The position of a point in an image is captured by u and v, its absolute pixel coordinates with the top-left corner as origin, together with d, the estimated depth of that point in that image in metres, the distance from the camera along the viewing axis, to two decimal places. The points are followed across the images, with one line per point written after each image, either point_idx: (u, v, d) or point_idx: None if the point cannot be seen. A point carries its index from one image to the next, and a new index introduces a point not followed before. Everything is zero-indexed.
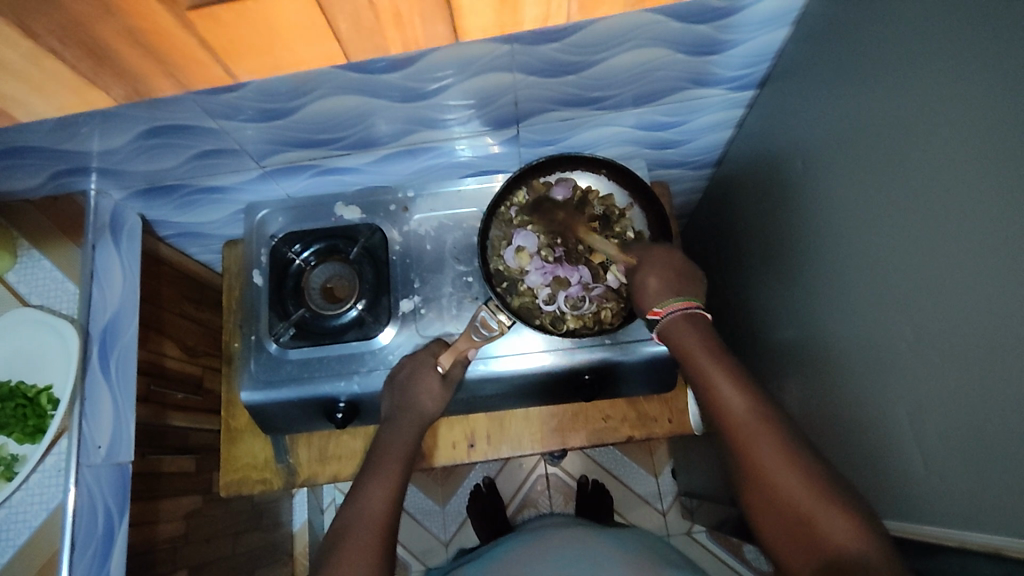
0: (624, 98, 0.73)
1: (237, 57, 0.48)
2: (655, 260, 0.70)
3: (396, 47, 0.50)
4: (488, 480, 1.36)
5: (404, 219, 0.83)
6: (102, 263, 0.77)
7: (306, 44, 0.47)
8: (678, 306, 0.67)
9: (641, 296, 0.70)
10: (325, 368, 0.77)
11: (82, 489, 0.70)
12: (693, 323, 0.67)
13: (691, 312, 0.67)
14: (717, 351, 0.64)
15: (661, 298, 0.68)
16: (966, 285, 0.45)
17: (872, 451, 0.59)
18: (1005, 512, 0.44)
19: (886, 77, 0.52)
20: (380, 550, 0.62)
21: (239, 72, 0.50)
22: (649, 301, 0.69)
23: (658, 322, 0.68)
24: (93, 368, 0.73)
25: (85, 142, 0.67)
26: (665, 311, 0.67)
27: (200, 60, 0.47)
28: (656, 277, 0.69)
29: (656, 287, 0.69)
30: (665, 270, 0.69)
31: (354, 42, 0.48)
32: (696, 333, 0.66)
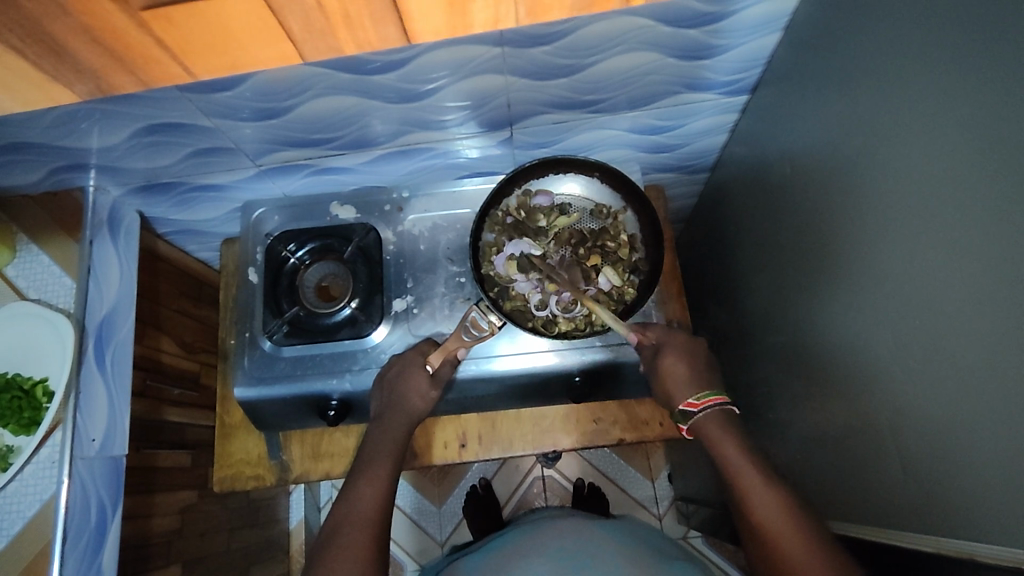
0: (618, 101, 0.73)
1: (191, 55, 0.41)
2: (676, 346, 0.72)
3: (351, 45, 0.42)
4: (484, 481, 1.36)
5: (398, 219, 0.84)
6: (99, 260, 0.79)
7: (259, 44, 0.41)
8: (714, 399, 0.67)
9: (669, 381, 0.70)
10: (318, 366, 0.78)
11: (75, 480, 0.71)
12: (725, 419, 0.66)
13: (723, 408, 0.67)
14: (752, 451, 0.64)
15: (694, 389, 0.69)
16: (950, 292, 0.45)
17: (857, 456, 0.59)
18: (985, 518, 0.44)
19: (874, 82, 0.53)
20: (371, 549, 0.62)
21: (197, 70, 0.43)
22: (682, 392, 0.69)
23: (693, 414, 0.67)
24: (89, 363, 0.75)
25: (84, 139, 0.68)
26: (701, 406, 0.67)
27: (157, 62, 0.41)
28: (680, 361, 0.70)
29: (683, 374, 0.70)
30: (683, 353, 0.71)
31: (308, 43, 0.41)
32: (730, 433, 0.65)
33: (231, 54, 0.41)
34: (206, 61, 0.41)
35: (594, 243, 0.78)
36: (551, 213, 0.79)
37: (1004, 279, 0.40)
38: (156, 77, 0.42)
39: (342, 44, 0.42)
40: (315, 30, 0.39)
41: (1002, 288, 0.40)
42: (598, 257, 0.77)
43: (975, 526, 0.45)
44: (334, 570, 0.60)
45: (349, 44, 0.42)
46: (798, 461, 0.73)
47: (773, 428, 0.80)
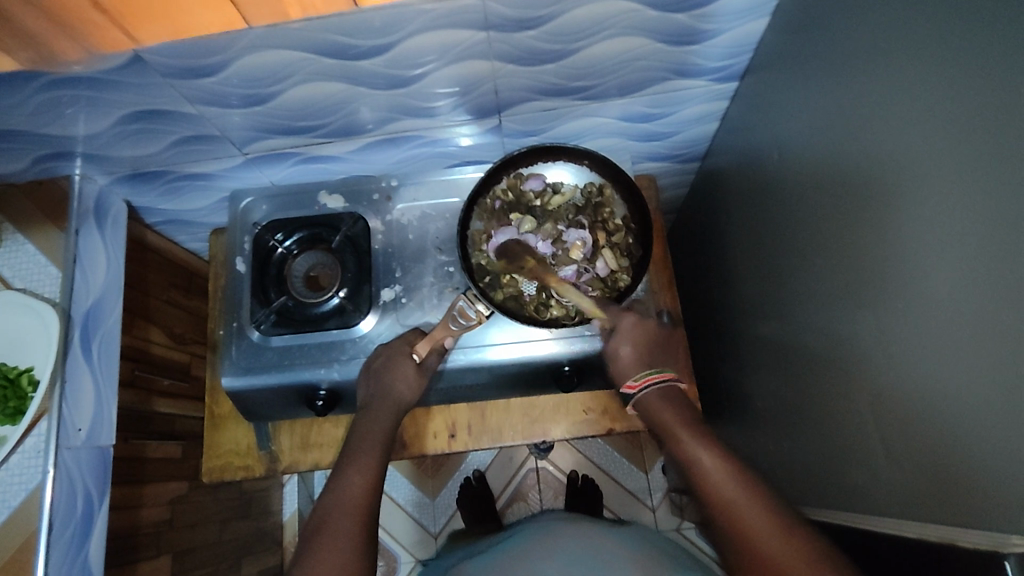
0: (607, 88, 0.73)
1: (135, 21, 0.53)
2: (628, 329, 0.73)
3: (291, 10, 0.54)
4: (478, 473, 1.36)
5: (387, 208, 0.83)
6: (86, 249, 0.78)
7: (206, 10, 0.53)
8: (659, 376, 0.69)
9: (619, 365, 0.73)
10: (305, 356, 0.77)
11: (61, 470, 0.70)
12: (667, 397, 0.68)
13: (665, 386, 0.69)
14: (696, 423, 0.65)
15: (637, 370, 0.71)
16: (937, 277, 0.45)
17: (845, 444, 0.59)
18: (968, 503, 0.43)
19: (862, 64, 0.52)
20: (358, 537, 0.61)
21: (142, 36, 0.55)
22: (626, 373, 0.72)
23: (634, 396, 0.70)
24: (75, 352, 0.74)
25: (69, 126, 0.68)
26: (644, 382, 0.70)
27: (105, 25, 0.53)
28: (628, 345, 0.72)
29: (628, 356, 0.72)
30: (631, 334, 0.73)
31: (250, 7, 0.53)
32: (672, 406, 0.67)
33: (176, 16, 0.53)
34: (152, 28, 0.54)
35: (594, 224, 0.78)
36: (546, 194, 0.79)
37: (991, 262, 0.40)
38: (107, 41, 0.55)
39: (288, 8, 0.54)
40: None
41: (988, 270, 0.40)
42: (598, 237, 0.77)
43: (958, 511, 0.45)
44: (318, 559, 0.58)
45: (291, 8, 0.54)
46: (788, 451, 0.72)
47: (763, 418, 0.79)
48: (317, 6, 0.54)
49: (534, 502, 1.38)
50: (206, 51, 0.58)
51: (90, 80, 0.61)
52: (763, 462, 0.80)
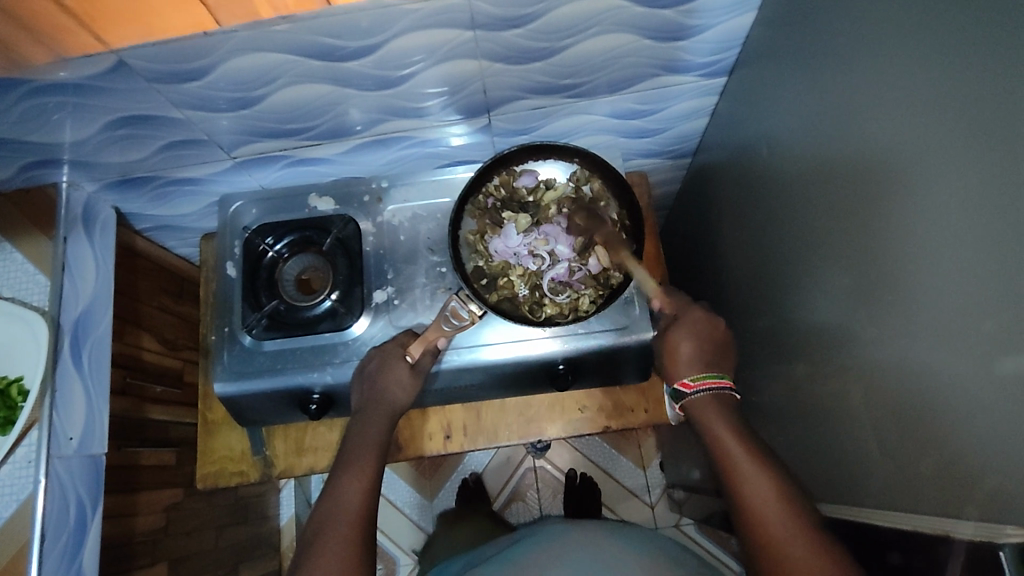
0: (597, 86, 0.73)
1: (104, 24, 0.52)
2: (692, 322, 0.72)
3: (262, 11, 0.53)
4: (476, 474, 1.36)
5: (378, 210, 0.83)
6: (75, 256, 0.77)
7: (178, 11, 0.52)
8: (721, 382, 0.66)
9: (673, 360, 0.70)
10: (298, 360, 0.77)
11: (53, 479, 0.70)
12: (718, 403, 0.65)
13: (722, 393, 0.66)
14: (747, 436, 0.61)
15: (694, 369, 0.68)
16: (931, 269, 0.44)
17: (840, 436, 0.59)
18: (963, 495, 0.43)
19: (848, 58, 0.52)
20: (355, 545, 0.61)
21: (111, 39, 0.54)
22: (681, 371, 0.69)
23: (686, 395, 0.67)
24: (65, 361, 0.74)
25: (54, 133, 0.67)
26: (703, 385, 0.67)
27: (73, 30, 0.52)
28: (689, 343, 0.70)
29: (687, 354, 0.70)
30: (695, 333, 0.70)
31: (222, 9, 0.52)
32: (724, 418, 0.63)
33: (147, 20, 0.52)
34: (123, 30, 0.53)
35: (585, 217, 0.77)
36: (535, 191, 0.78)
37: (985, 253, 0.40)
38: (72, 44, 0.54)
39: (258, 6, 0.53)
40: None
41: (981, 261, 0.40)
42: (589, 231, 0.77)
43: (955, 503, 0.45)
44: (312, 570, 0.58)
45: (262, 7, 0.53)
46: (784, 445, 0.72)
47: (759, 412, 0.79)
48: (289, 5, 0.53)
49: (532, 501, 1.38)
50: (191, 55, 0.57)
51: (76, 86, 0.60)
52: None
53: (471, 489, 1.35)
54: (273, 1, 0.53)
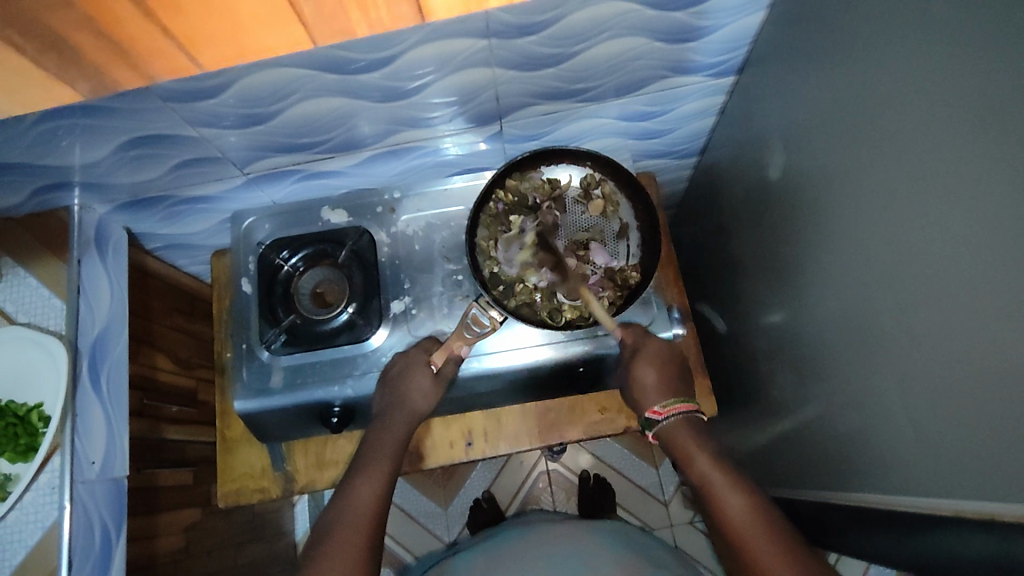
0: (605, 89, 0.73)
1: (198, 44, 0.40)
2: (652, 354, 0.73)
3: (361, 29, 0.42)
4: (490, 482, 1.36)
5: (391, 220, 0.83)
6: (90, 278, 0.77)
7: (268, 28, 0.40)
8: (681, 405, 0.70)
9: (640, 389, 0.73)
10: (318, 374, 0.76)
11: (77, 504, 0.69)
12: (692, 426, 0.69)
13: (688, 416, 0.70)
14: (719, 458, 0.65)
15: (662, 397, 0.71)
16: (946, 257, 0.45)
17: (863, 427, 0.60)
18: (993, 477, 0.44)
19: (861, 53, 0.53)
20: (365, 547, 0.62)
21: (204, 59, 0.42)
22: (648, 400, 0.72)
23: (657, 422, 0.70)
24: (84, 384, 0.73)
25: (67, 156, 0.67)
26: (667, 412, 0.70)
27: (159, 49, 0.40)
28: (652, 370, 0.72)
29: (652, 383, 0.72)
30: (657, 360, 0.73)
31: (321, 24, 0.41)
32: (694, 439, 0.68)
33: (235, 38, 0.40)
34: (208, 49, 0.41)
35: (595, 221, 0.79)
36: (541, 193, 0.78)
37: (1000, 240, 0.40)
38: (164, 71, 0.42)
39: (355, 25, 0.42)
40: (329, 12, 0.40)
41: (997, 249, 0.41)
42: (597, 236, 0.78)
43: (985, 486, 0.45)
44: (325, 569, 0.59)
45: (359, 24, 0.42)
46: (806, 438, 0.73)
47: (778, 405, 0.80)
48: (386, 22, 0.42)
49: (547, 504, 1.38)
50: (205, 74, 0.57)
51: (85, 108, 0.60)
52: (782, 450, 0.81)
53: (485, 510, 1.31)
54: (372, 19, 0.42)
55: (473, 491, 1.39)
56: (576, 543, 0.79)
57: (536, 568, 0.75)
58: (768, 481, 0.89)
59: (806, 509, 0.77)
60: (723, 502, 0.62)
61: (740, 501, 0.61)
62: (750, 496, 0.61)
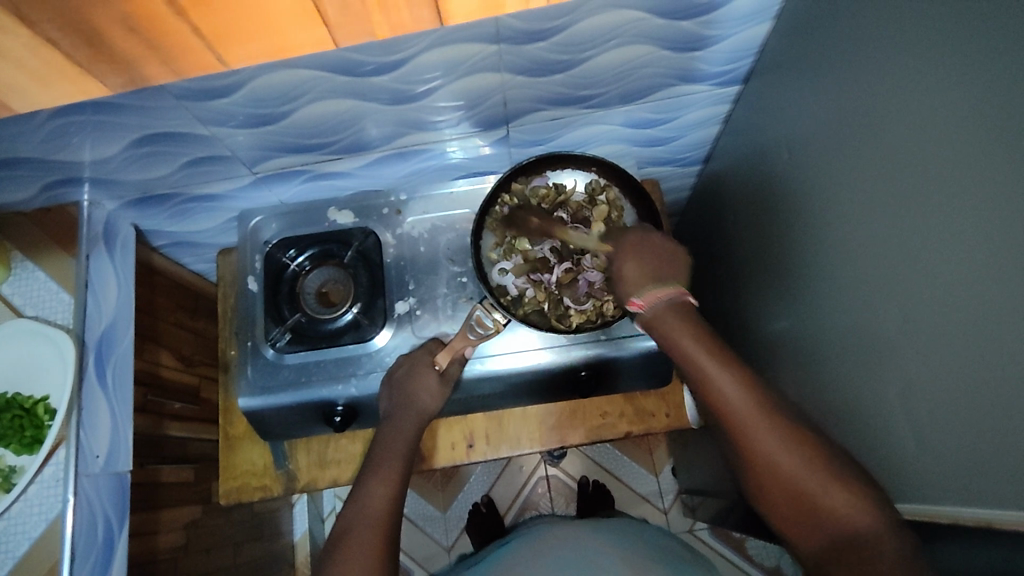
0: (611, 96, 0.74)
1: (226, 42, 0.47)
2: (631, 245, 0.67)
3: (384, 32, 0.49)
4: (487, 497, 1.36)
5: (397, 222, 0.84)
6: (97, 274, 0.78)
7: (299, 29, 0.47)
8: (670, 291, 0.63)
9: (625, 286, 0.66)
10: (322, 372, 0.77)
11: (81, 498, 0.70)
12: (677, 309, 0.63)
13: (674, 300, 0.64)
14: (707, 339, 0.60)
15: (643, 285, 0.65)
16: (950, 265, 0.46)
17: (864, 436, 0.60)
18: (993, 486, 0.44)
19: (867, 66, 0.54)
20: (382, 548, 0.61)
21: (229, 58, 0.49)
22: (630, 290, 0.65)
23: (641, 314, 0.64)
24: (89, 379, 0.74)
25: (78, 152, 0.68)
26: (652, 299, 0.63)
27: (191, 48, 0.47)
28: (633, 262, 0.66)
29: (634, 273, 0.66)
30: (638, 253, 0.66)
31: (344, 27, 0.47)
32: (684, 323, 0.62)
33: (267, 36, 0.47)
34: (240, 47, 0.48)
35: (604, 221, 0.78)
36: (544, 197, 0.79)
37: (1002, 250, 0.41)
38: (190, 65, 0.49)
39: (377, 28, 0.48)
40: (354, 15, 0.46)
41: (1001, 260, 0.41)
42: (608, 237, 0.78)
43: (985, 496, 0.45)
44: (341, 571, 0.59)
45: (381, 27, 0.49)
46: None
47: None
48: (406, 25, 0.49)
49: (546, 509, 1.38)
50: (218, 74, 0.58)
51: (96, 104, 0.60)
52: None
53: (483, 514, 1.32)
54: (394, 23, 0.49)
55: (472, 494, 1.40)
56: (577, 547, 0.80)
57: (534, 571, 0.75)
58: None
59: None
60: (716, 387, 0.58)
61: (733, 381, 0.58)
62: (745, 381, 0.58)
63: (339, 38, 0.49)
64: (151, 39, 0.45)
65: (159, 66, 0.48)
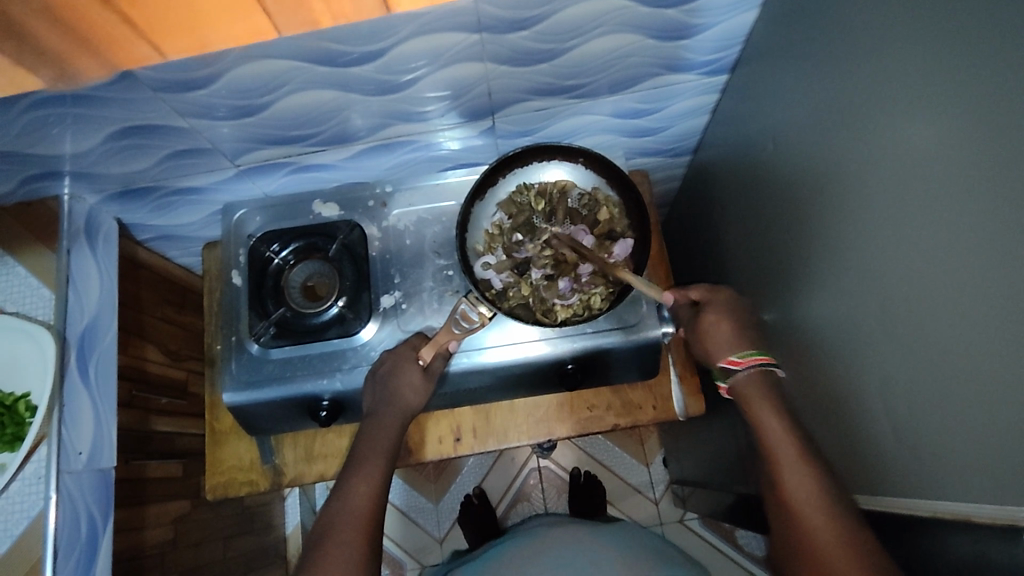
0: (599, 86, 0.73)
1: (159, 36, 0.49)
2: (721, 304, 0.70)
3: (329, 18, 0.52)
4: (478, 490, 1.35)
5: (383, 214, 0.83)
6: (78, 268, 0.76)
7: (236, 18, 0.49)
8: (758, 358, 0.65)
9: (710, 342, 0.69)
10: (307, 367, 0.76)
11: (63, 495, 0.69)
12: (768, 382, 0.64)
13: (767, 368, 0.65)
14: (791, 420, 0.62)
15: (736, 348, 0.67)
16: (933, 259, 0.45)
17: (846, 429, 0.60)
18: (971, 480, 0.44)
19: (851, 55, 0.53)
20: (364, 549, 0.62)
21: (161, 49, 0.51)
22: (723, 352, 0.67)
23: (735, 373, 0.66)
24: (72, 375, 0.73)
25: (57, 145, 0.67)
26: (744, 364, 0.65)
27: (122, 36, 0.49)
28: (726, 322, 0.68)
29: (726, 334, 0.68)
30: (726, 311, 0.69)
31: (285, 17, 0.50)
32: (770, 397, 0.63)
33: (202, 28, 0.49)
34: (176, 42, 0.50)
35: (592, 220, 0.78)
36: (528, 192, 0.78)
37: (984, 240, 0.40)
38: (122, 57, 0.52)
39: (322, 16, 0.51)
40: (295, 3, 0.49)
41: (984, 252, 0.40)
42: (596, 234, 0.77)
43: (961, 491, 0.45)
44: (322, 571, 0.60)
45: (323, 18, 0.51)
46: None
47: None
48: (350, 15, 0.52)
49: (538, 501, 1.38)
50: (197, 64, 0.57)
51: (76, 97, 0.59)
52: None
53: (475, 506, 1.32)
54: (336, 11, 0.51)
55: (464, 486, 1.40)
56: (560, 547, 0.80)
57: None
58: None
59: None
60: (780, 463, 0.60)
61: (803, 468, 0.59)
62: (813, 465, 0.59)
63: (277, 26, 0.51)
64: (79, 32, 0.47)
65: (89, 58, 0.51)
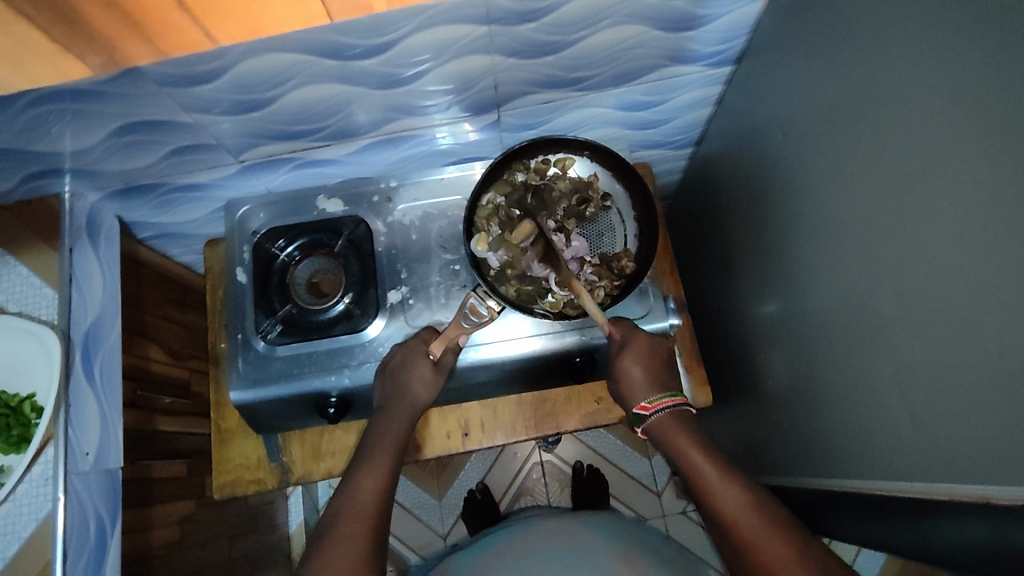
0: (603, 79, 0.73)
1: (214, 17, 0.50)
2: (637, 345, 0.72)
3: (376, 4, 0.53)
4: (482, 485, 1.36)
5: (388, 210, 0.82)
6: (81, 268, 0.76)
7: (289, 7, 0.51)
8: (668, 400, 0.69)
9: (626, 384, 0.72)
10: (314, 363, 0.76)
11: (71, 496, 0.69)
12: (679, 419, 0.68)
13: (677, 408, 0.69)
14: (713, 452, 0.64)
15: (649, 392, 0.70)
16: (944, 242, 0.45)
17: (859, 417, 0.60)
18: (991, 464, 0.44)
19: (859, 44, 0.53)
20: (370, 540, 0.62)
21: (215, 34, 0.53)
22: (637, 395, 0.71)
23: (645, 417, 0.69)
24: (77, 374, 0.72)
25: (57, 142, 0.65)
26: (654, 408, 0.69)
27: (178, 21, 0.50)
28: (638, 364, 0.71)
29: (638, 376, 0.71)
30: (641, 352, 0.72)
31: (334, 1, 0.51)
32: (684, 431, 0.66)
33: (255, 12, 0.50)
34: (229, 25, 0.52)
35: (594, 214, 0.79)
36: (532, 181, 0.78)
37: (993, 225, 0.41)
38: (174, 42, 0.53)
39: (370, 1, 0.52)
40: None
41: (995, 237, 0.41)
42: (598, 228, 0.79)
43: (979, 475, 0.46)
44: (330, 561, 0.59)
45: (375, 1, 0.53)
46: (801, 427, 0.73)
47: (772, 394, 0.81)
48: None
49: (541, 496, 1.39)
50: (202, 57, 0.56)
51: (74, 92, 0.58)
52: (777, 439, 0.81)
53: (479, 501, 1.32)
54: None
55: (467, 482, 1.40)
56: (566, 542, 0.80)
57: (522, 568, 0.76)
58: (763, 471, 0.90)
59: (803, 499, 0.77)
60: (715, 490, 0.61)
61: (736, 492, 0.60)
62: (747, 487, 0.60)
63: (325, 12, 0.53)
64: (132, 15, 0.48)
65: (143, 43, 0.52)
